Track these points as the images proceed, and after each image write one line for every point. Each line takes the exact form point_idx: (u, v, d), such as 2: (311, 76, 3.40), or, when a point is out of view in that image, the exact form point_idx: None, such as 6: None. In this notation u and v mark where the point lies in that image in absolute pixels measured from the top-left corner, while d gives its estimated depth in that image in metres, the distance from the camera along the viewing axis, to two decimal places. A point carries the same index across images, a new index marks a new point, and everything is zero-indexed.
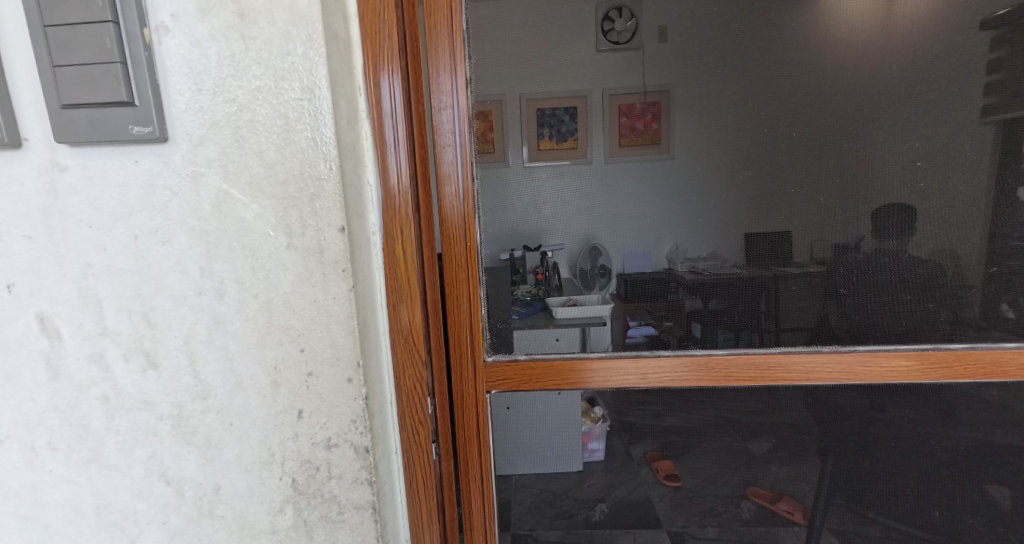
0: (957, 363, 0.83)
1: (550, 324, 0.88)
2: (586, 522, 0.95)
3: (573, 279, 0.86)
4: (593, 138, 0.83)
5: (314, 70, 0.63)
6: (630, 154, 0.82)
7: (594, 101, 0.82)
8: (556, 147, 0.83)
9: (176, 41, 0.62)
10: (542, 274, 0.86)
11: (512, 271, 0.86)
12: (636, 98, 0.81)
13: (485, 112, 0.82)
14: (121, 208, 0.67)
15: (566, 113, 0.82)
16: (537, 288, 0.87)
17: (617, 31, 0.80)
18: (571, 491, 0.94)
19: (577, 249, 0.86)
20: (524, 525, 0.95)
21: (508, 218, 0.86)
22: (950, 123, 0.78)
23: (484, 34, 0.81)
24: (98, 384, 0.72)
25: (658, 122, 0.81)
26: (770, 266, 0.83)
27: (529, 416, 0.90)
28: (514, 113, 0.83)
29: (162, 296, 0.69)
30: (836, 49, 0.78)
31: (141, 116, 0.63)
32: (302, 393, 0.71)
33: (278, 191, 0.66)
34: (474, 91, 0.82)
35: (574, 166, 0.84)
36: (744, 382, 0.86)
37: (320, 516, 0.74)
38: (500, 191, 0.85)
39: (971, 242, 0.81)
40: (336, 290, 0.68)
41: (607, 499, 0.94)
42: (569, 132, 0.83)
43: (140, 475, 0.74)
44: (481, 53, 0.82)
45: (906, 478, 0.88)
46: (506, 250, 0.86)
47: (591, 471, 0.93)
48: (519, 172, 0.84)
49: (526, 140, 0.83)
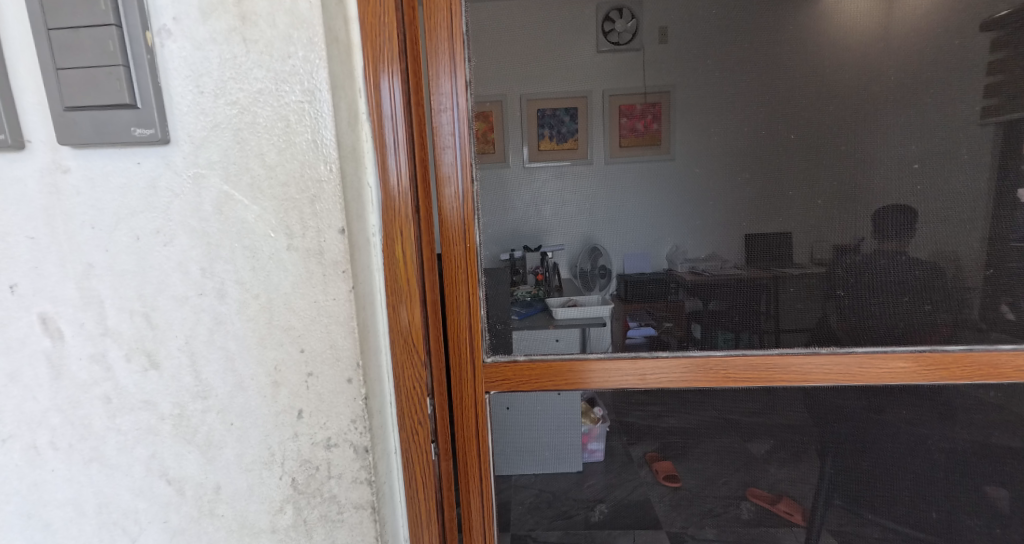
0: (955, 364, 0.83)
1: (549, 324, 0.88)
2: (586, 522, 0.95)
3: (573, 279, 0.87)
4: (593, 139, 0.83)
5: (314, 73, 0.64)
6: (630, 155, 0.83)
7: (594, 103, 0.83)
8: (556, 147, 0.83)
9: (178, 43, 0.63)
10: (542, 274, 0.86)
11: (512, 271, 0.87)
12: (636, 99, 0.82)
13: (485, 113, 0.83)
14: (123, 209, 0.68)
15: (566, 114, 0.83)
16: (537, 289, 0.88)
17: (617, 33, 0.80)
18: (571, 491, 0.95)
19: (577, 249, 0.87)
20: (524, 525, 0.95)
21: (509, 219, 0.86)
22: (949, 124, 0.78)
23: (485, 36, 0.82)
24: (99, 384, 0.72)
25: (657, 123, 0.82)
26: (768, 267, 0.84)
27: (529, 416, 0.90)
28: (514, 114, 0.83)
29: (164, 297, 0.69)
30: (835, 51, 0.78)
31: (143, 119, 0.64)
32: (302, 392, 0.71)
33: (279, 193, 0.66)
34: (475, 92, 0.82)
35: (574, 167, 0.84)
36: (743, 383, 0.86)
37: (321, 516, 0.75)
38: (500, 191, 0.85)
39: (970, 243, 0.81)
40: (336, 291, 0.69)
41: (606, 500, 0.95)
42: (569, 132, 0.83)
43: (141, 474, 0.75)
44: (482, 55, 0.82)
45: (905, 479, 0.89)
46: (506, 251, 0.87)
47: (591, 471, 0.94)
48: (520, 173, 0.84)
49: (526, 140, 0.83)
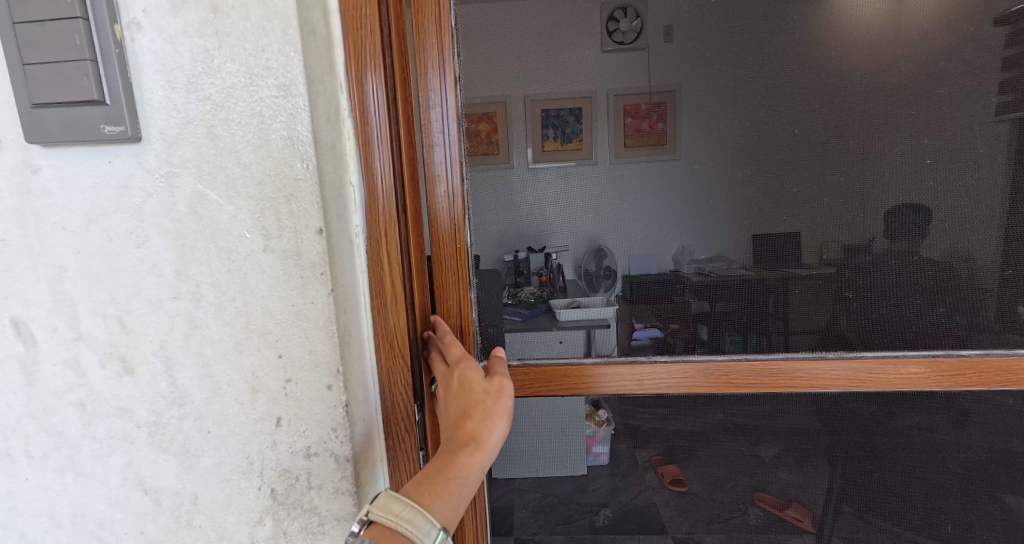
0: (970, 370, 0.78)
1: (553, 327, 0.85)
2: (591, 527, 0.93)
3: (577, 281, 0.83)
4: (599, 139, 0.80)
5: (289, 67, 0.61)
6: (636, 156, 0.79)
7: (599, 102, 0.79)
8: (562, 147, 0.80)
9: (148, 37, 0.61)
10: (547, 275, 0.84)
11: (514, 273, 0.84)
12: (641, 99, 0.78)
13: (490, 113, 0.80)
14: (95, 210, 0.65)
15: (571, 114, 0.79)
16: (542, 290, 0.85)
17: (623, 32, 0.77)
18: (575, 496, 0.92)
19: (582, 250, 0.83)
20: (527, 529, 0.93)
21: (509, 219, 0.84)
22: (962, 120, 0.74)
23: (482, 34, 0.80)
24: (73, 390, 0.70)
25: (663, 123, 0.78)
26: (775, 267, 0.80)
27: (528, 419, 0.88)
28: (518, 115, 0.81)
29: (138, 300, 0.67)
30: (841, 45, 0.74)
31: (112, 116, 0.61)
32: (281, 400, 0.69)
33: (254, 192, 0.64)
34: (475, 93, 0.80)
35: (579, 167, 0.81)
36: (745, 388, 0.82)
37: (301, 527, 0.72)
38: (500, 191, 0.83)
39: (988, 243, 0.77)
40: (314, 294, 0.66)
41: (611, 505, 0.92)
42: (574, 132, 0.80)
43: (117, 483, 0.72)
44: (482, 54, 0.80)
45: (919, 485, 0.85)
46: (511, 251, 0.84)
47: (596, 475, 0.90)
48: (525, 174, 0.82)
49: (531, 140, 0.80)
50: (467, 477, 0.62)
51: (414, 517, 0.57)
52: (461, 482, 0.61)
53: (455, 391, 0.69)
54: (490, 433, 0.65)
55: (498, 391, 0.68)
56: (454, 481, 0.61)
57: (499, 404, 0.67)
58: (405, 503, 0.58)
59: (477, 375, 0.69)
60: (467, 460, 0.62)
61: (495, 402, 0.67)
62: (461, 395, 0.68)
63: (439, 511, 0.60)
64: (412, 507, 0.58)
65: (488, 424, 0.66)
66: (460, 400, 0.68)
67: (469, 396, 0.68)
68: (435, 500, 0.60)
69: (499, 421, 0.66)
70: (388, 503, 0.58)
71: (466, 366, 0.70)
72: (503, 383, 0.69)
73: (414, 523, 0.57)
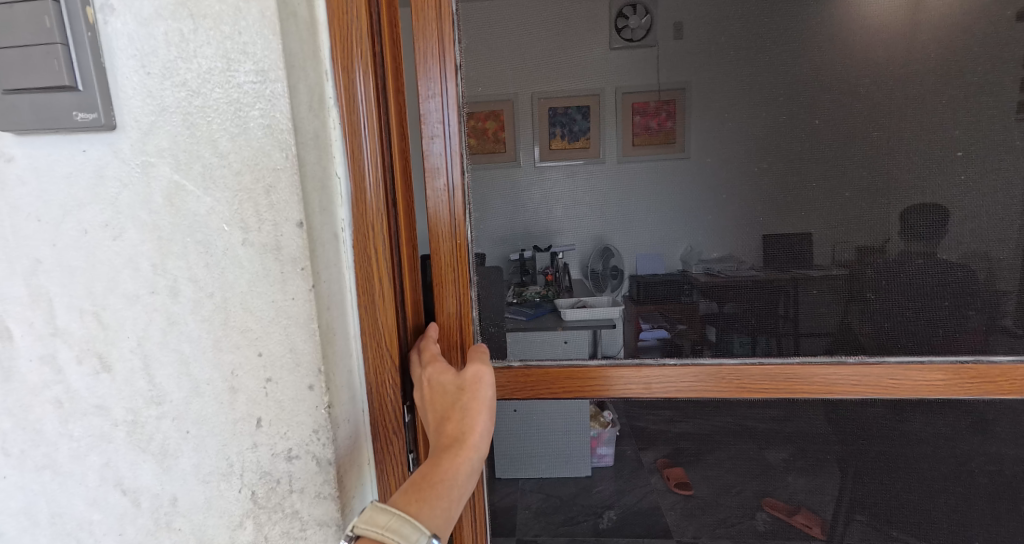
0: (1003, 379, 0.73)
1: (559, 326, 0.82)
2: (595, 530, 0.89)
3: (584, 280, 0.81)
4: (605, 137, 0.77)
5: (266, 51, 0.58)
6: (642, 155, 0.76)
7: (607, 100, 0.76)
8: (568, 147, 0.77)
9: (122, 20, 0.58)
10: (552, 275, 0.81)
11: (522, 272, 0.81)
12: (650, 96, 0.75)
13: (497, 112, 0.77)
14: (70, 201, 0.63)
15: (578, 113, 0.77)
16: (548, 289, 0.83)
17: (631, 29, 0.74)
18: (579, 497, 0.89)
19: (588, 249, 0.80)
20: (530, 531, 0.89)
21: (517, 218, 0.80)
22: (989, 117, 0.70)
23: (485, 28, 0.76)
24: (50, 387, 0.68)
25: (673, 122, 0.74)
26: (787, 268, 0.76)
27: (534, 419, 0.85)
28: (525, 112, 0.78)
29: (114, 295, 0.65)
30: (861, 36, 0.70)
31: (85, 102, 0.59)
32: (261, 400, 0.66)
33: (232, 183, 0.61)
34: (481, 90, 0.77)
35: (586, 166, 0.78)
36: (760, 393, 0.78)
37: (283, 532, 0.69)
38: (506, 191, 0.79)
39: (1015, 245, 0.72)
40: (294, 290, 0.63)
41: (616, 507, 0.88)
42: (581, 131, 0.77)
43: (95, 483, 0.70)
44: (489, 46, 0.77)
45: (936, 492, 0.80)
46: (516, 251, 0.81)
47: (601, 476, 0.88)
48: (531, 174, 0.79)
49: (538, 139, 0.78)
50: (458, 478, 0.59)
51: (402, 526, 0.53)
52: (449, 484, 0.58)
53: (433, 397, 0.67)
54: (473, 429, 0.62)
55: (474, 383, 0.66)
56: (441, 484, 0.58)
57: (477, 398, 0.65)
58: (392, 513, 0.54)
59: (448, 376, 0.67)
60: (452, 461, 0.59)
61: (472, 396, 0.65)
62: (439, 400, 0.66)
63: (430, 518, 0.56)
64: (399, 516, 0.53)
65: (468, 421, 0.63)
66: (438, 406, 0.66)
67: (446, 399, 0.66)
68: (423, 507, 0.56)
69: (480, 416, 0.64)
70: (374, 516, 0.54)
71: (436, 366, 0.69)
72: (480, 373, 0.66)
73: (402, 533, 0.52)
